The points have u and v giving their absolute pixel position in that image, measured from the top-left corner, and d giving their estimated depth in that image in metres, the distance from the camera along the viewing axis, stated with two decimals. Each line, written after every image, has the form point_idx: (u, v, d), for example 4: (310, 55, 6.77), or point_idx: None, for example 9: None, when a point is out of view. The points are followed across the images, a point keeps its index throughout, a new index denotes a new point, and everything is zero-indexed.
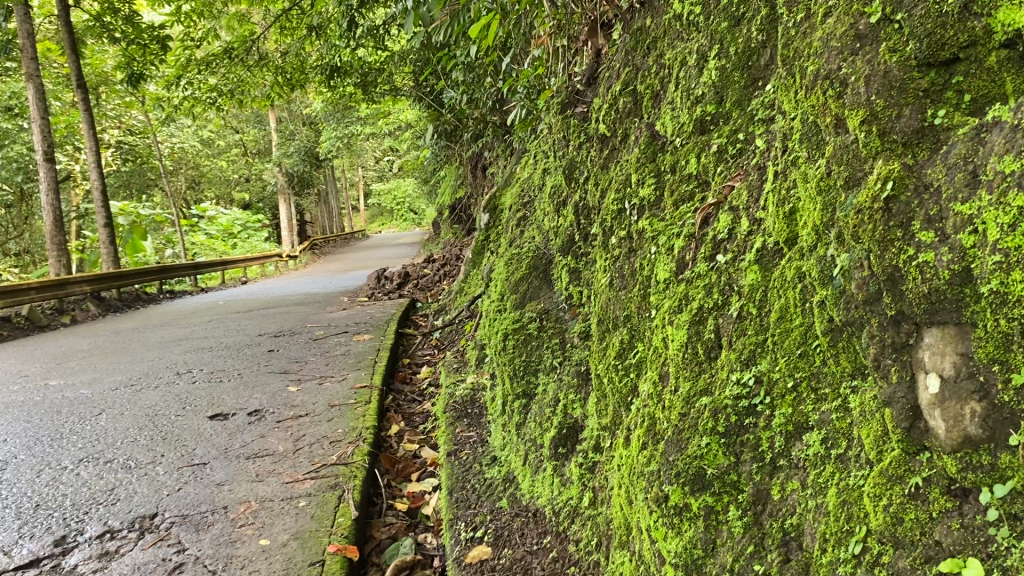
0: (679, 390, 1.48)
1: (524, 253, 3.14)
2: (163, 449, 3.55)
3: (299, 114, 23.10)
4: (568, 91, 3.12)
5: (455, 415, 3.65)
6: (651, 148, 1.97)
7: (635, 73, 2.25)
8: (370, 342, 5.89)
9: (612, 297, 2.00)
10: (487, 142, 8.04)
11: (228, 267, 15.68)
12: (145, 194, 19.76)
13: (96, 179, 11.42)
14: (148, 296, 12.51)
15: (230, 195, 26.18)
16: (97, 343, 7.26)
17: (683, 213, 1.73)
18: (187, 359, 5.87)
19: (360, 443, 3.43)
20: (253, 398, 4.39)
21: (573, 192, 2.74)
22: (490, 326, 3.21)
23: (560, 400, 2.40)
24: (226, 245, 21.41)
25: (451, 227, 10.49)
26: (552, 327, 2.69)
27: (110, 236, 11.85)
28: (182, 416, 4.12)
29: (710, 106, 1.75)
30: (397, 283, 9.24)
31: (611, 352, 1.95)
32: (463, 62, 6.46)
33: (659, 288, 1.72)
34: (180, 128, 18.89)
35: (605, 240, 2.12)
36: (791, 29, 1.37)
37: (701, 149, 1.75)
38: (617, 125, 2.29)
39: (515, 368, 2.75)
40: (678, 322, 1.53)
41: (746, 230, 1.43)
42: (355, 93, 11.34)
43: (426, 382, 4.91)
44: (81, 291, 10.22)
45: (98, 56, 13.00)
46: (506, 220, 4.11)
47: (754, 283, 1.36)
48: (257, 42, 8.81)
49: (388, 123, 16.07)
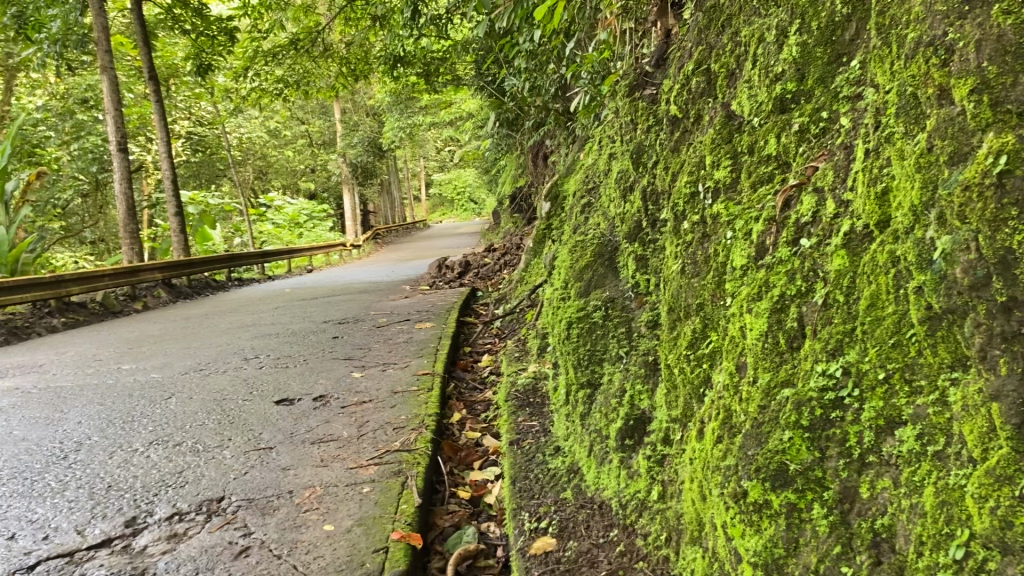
0: (759, 381, 1.41)
1: (589, 240, 3.08)
2: (229, 433, 3.59)
3: (362, 104, 23.33)
4: (636, 73, 3.04)
5: (518, 403, 3.62)
6: (726, 129, 1.89)
7: (708, 52, 2.17)
8: (431, 330, 5.90)
9: (683, 284, 1.93)
10: (549, 130, 7.98)
11: (294, 256, 15.93)
12: (214, 183, 20.20)
13: (167, 168, 11.67)
14: (217, 283, 12.78)
15: (296, 185, 26.64)
16: (168, 329, 7.42)
17: (762, 195, 1.65)
18: (254, 344, 5.96)
19: (423, 430, 3.42)
20: (318, 384, 4.42)
21: (640, 176, 2.67)
22: (553, 314, 3.16)
23: (627, 390, 2.34)
24: (292, 234, 21.76)
25: (511, 216, 10.47)
26: (617, 316, 2.63)
27: (181, 224, 12.11)
28: (249, 401, 4.17)
29: (791, 84, 1.67)
30: (457, 271, 9.26)
31: (682, 342, 1.89)
32: (527, 49, 6.40)
33: (736, 274, 1.65)
34: (248, 119, 19.25)
35: (676, 225, 2.05)
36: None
37: (781, 129, 1.67)
38: (689, 105, 2.21)
39: (580, 357, 2.70)
40: (758, 310, 1.46)
41: (832, 214, 1.35)
42: (418, 83, 11.38)
43: (487, 370, 4.89)
44: (152, 278, 10.48)
45: (169, 48, 13.30)
46: (569, 207, 4.05)
47: (842, 268, 1.28)
48: (322, 33, 8.88)
49: (450, 113, 16.12)
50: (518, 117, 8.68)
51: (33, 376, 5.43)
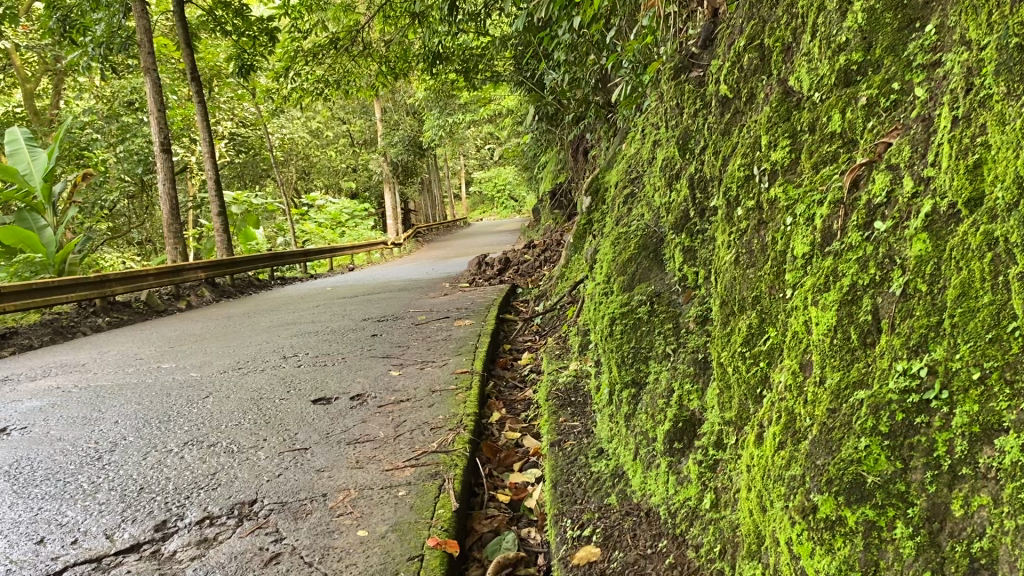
0: (828, 383, 1.26)
1: (632, 231, 2.93)
2: (265, 433, 3.52)
3: (402, 102, 23.33)
4: (681, 55, 2.89)
5: (559, 403, 3.50)
6: (782, 105, 1.74)
7: (761, 26, 2.02)
8: (471, 328, 5.80)
9: (735, 275, 1.78)
10: (590, 123, 7.82)
11: (336, 254, 15.98)
12: (257, 183, 20.36)
13: (210, 169, 11.74)
14: (260, 282, 12.85)
15: (338, 185, 26.84)
16: (209, 327, 7.43)
17: (827, 176, 1.50)
18: (294, 342, 5.91)
19: (461, 430, 3.30)
20: (356, 383, 4.34)
21: (687, 163, 2.53)
22: (595, 310, 3.02)
23: (675, 389, 2.21)
24: (334, 232, 21.82)
25: (551, 212, 10.33)
26: (663, 311, 2.48)
27: (224, 224, 12.18)
28: (286, 400, 4.10)
29: (856, 54, 1.53)
30: (497, 268, 9.16)
31: (737, 338, 1.75)
32: (566, 40, 6.27)
33: (797, 264, 1.51)
34: (290, 119, 19.37)
35: (727, 212, 1.90)
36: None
37: (847, 104, 1.52)
38: (741, 84, 2.06)
39: (624, 355, 2.57)
40: (825, 303, 1.31)
41: (908, 196, 1.20)
42: (458, 79, 11.28)
43: (527, 368, 4.76)
44: (196, 277, 10.55)
45: (212, 50, 13.39)
46: (611, 199, 3.91)
47: (923, 254, 1.13)
48: (362, 31, 8.83)
49: (488, 110, 16.01)
50: (557, 111, 8.54)
51: (74, 375, 5.43)
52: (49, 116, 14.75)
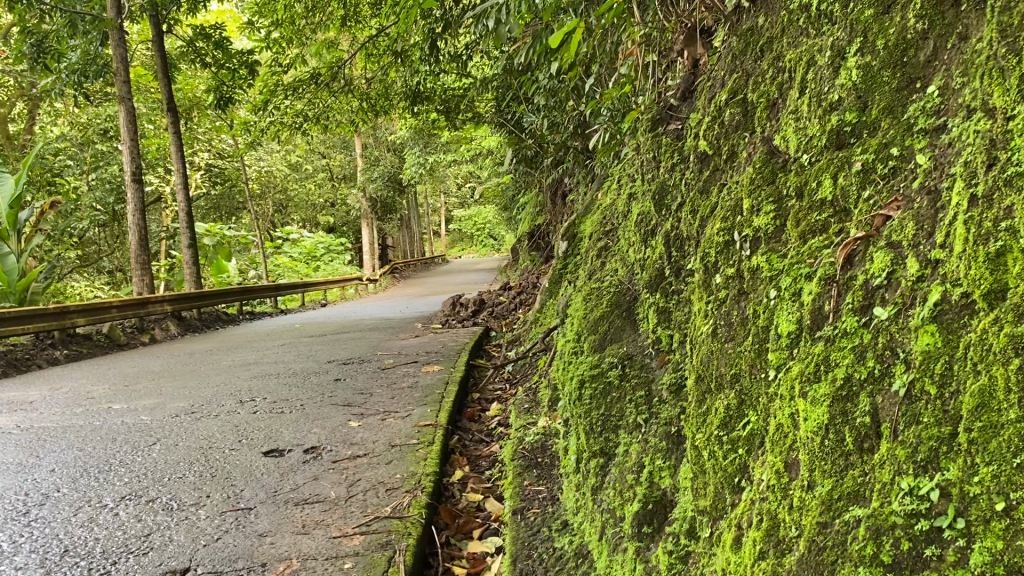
0: (818, 493, 1.10)
1: (605, 288, 2.78)
2: (209, 489, 3.30)
3: (383, 139, 23.22)
4: (658, 106, 2.75)
5: (525, 464, 3.32)
6: (766, 166, 1.59)
7: (745, 79, 1.88)
8: (439, 374, 5.58)
9: (713, 349, 1.62)
10: (568, 168, 7.72)
11: (309, 290, 15.70)
12: (233, 216, 20.05)
13: (182, 199, 11.48)
14: (229, 316, 12.54)
15: (316, 220, 26.54)
16: (168, 365, 7.15)
17: (815, 248, 1.35)
18: (253, 385, 5.67)
19: (418, 492, 3.10)
20: (312, 434, 4.12)
21: (663, 219, 2.39)
22: (564, 370, 2.84)
23: (646, 464, 2.03)
24: (308, 266, 21.50)
25: (528, 254, 10.18)
26: (635, 376, 2.31)
27: (194, 256, 11.89)
28: (235, 451, 3.87)
29: (850, 114, 1.40)
30: (471, 309, 8.95)
31: (714, 419, 1.58)
32: (547, 84, 6.16)
33: (782, 344, 1.35)
34: (268, 152, 19.17)
35: (704, 278, 1.74)
36: (999, 6, 1.04)
37: (839, 168, 1.38)
38: (721, 140, 1.91)
39: (592, 422, 2.39)
40: (812, 397, 1.15)
41: (911, 283, 1.05)
42: (438, 119, 11.17)
43: (495, 421, 4.55)
44: (162, 310, 10.25)
45: (191, 81, 13.21)
46: (585, 248, 3.76)
47: (931, 350, 0.97)
48: (342, 68, 8.68)
49: (468, 150, 15.94)
50: (537, 154, 8.44)
51: (17, 415, 5.15)
52: (20, 140, 14.40)
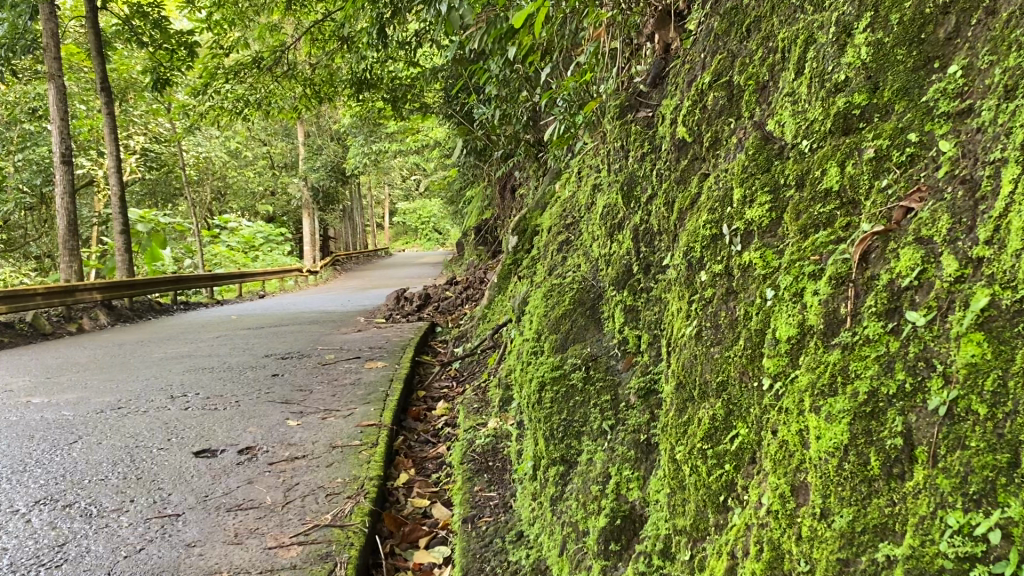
0: (836, 526, 0.96)
1: (567, 284, 2.62)
2: (133, 493, 3.05)
3: (326, 128, 22.71)
4: (626, 94, 2.61)
5: (474, 468, 3.15)
6: (760, 153, 1.45)
7: (730, 60, 1.73)
8: (383, 370, 5.37)
9: (695, 353, 1.47)
10: (519, 162, 7.55)
11: (247, 280, 15.24)
12: (169, 203, 19.38)
13: (115, 184, 10.95)
14: (163, 306, 12.03)
15: (255, 209, 25.87)
16: (96, 357, 6.77)
17: (819, 244, 1.21)
18: (185, 380, 5.38)
19: (361, 498, 2.91)
20: (247, 433, 3.88)
21: (632, 212, 2.26)
22: (522, 371, 2.68)
23: (611, 474, 1.88)
24: (246, 256, 20.86)
25: (474, 249, 10.00)
26: (600, 379, 2.17)
27: (126, 243, 11.37)
28: (164, 451, 3.62)
29: (859, 96, 1.26)
30: (416, 303, 8.71)
31: (696, 431, 1.43)
32: (499, 75, 5.98)
33: (780, 351, 1.21)
34: (207, 138, 18.54)
35: (685, 275, 1.59)
36: None
37: (847, 155, 1.24)
38: (703, 126, 1.76)
39: (551, 427, 2.23)
40: (826, 412, 1.01)
41: (948, 286, 0.91)
42: (384, 109, 10.89)
43: (442, 421, 4.37)
44: (91, 298, 9.74)
45: (126, 61, 12.63)
46: (541, 242, 3.61)
47: (975, 365, 0.84)
48: (287, 52, 8.33)
49: (414, 142, 15.64)
50: (486, 147, 8.26)
51: None
52: None
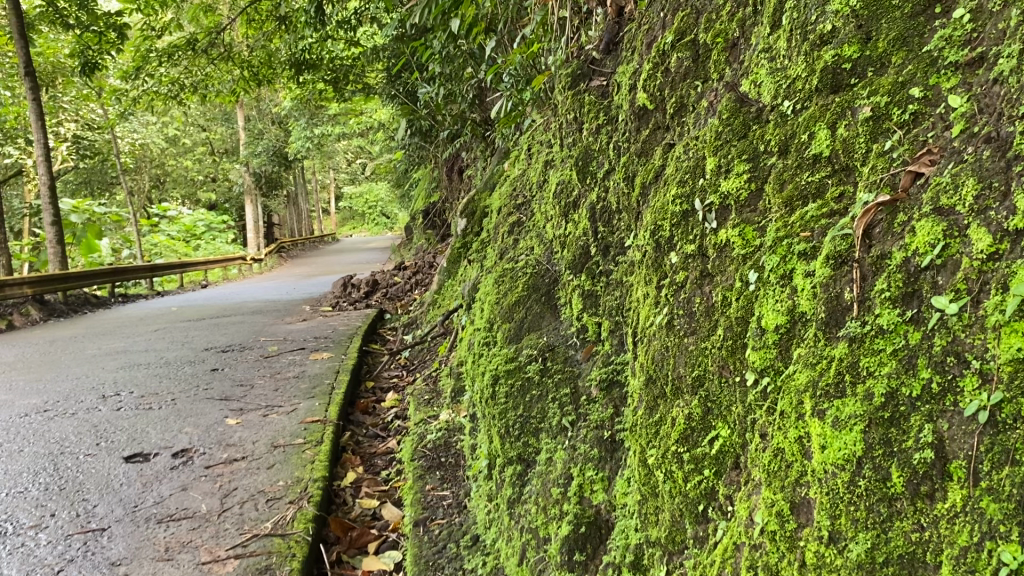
0: (851, 556, 0.80)
1: (520, 269, 2.45)
2: (55, 506, 2.81)
3: (268, 111, 22.06)
4: (577, 62, 2.43)
5: (426, 465, 2.97)
6: (734, 117, 1.28)
7: (696, 17, 1.56)
8: (328, 362, 5.14)
9: (666, 345, 1.30)
10: (466, 142, 7.31)
11: (188, 270, 14.72)
12: (105, 192, 18.65)
13: (44, 174, 10.37)
14: (100, 300, 11.45)
15: (196, 197, 25.10)
16: (24, 355, 6.39)
17: (808, 219, 1.06)
18: (118, 378, 5.08)
19: (304, 503, 2.71)
20: (183, 434, 3.63)
21: (588, 189, 2.09)
22: (474, 363, 2.51)
23: (574, 475, 1.71)
24: (188, 245, 20.14)
25: (423, 232, 9.76)
26: (558, 371, 2.00)
27: (58, 235, 10.79)
28: (92, 457, 3.36)
29: (849, 47, 1.10)
30: (364, 291, 8.45)
31: (669, 431, 1.27)
32: (442, 52, 5.75)
33: (767, 342, 1.06)
34: (143, 124, 17.83)
35: (653, 257, 1.43)
36: None
37: (838, 116, 1.08)
38: (666, 92, 1.60)
39: (507, 424, 2.06)
40: (833, 418, 0.85)
41: (979, 265, 0.76)
42: (325, 91, 10.50)
43: (391, 413, 4.17)
44: (21, 293, 9.17)
45: (51, 44, 11.96)
46: (491, 224, 3.43)
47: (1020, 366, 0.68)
48: (222, 33, 7.92)
49: (358, 125, 15.25)
50: (431, 128, 7.99)
51: None
52: None
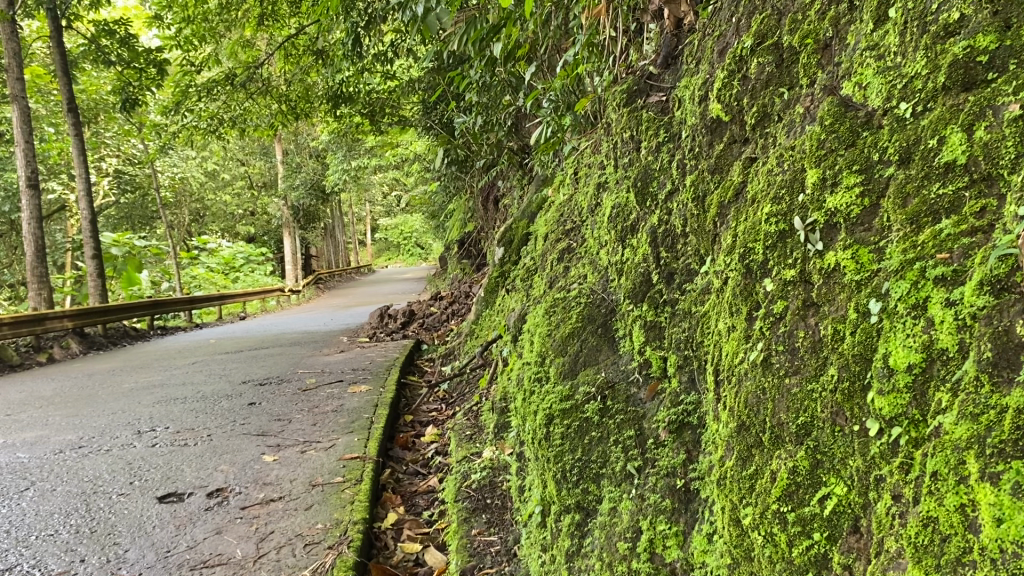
0: None
1: (572, 298, 2.29)
2: (85, 551, 2.68)
3: (305, 146, 22.22)
4: (632, 77, 2.29)
5: (472, 506, 2.81)
6: (838, 122, 1.12)
7: (777, 20, 1.42)
8: (366, 395, 5.00)
9: (763, 387, 1.13)
10: (502, 171, 7.20)
11: (227, 303, 14.75)
12: (145, 226, 18.82)
13: (85, 208, 10.41)
14: (139, 332, 11.46)
15: (235, 230, 25.29)
16: (63, 389, 6.33)
17: (944, 238, 0.89)
18: (154, 413, 4.98)
19: (344, 549, 2.55)
20: (218, 473, 3.50)
21: (648, 213, 1.94)
22: (523, 402, 2.34)
23: (643, 529, 1.54)
24: (226, 277, 20.23)
25: (458, 262, 9.64)
26: (619, 410, 1.83)
27: (99, 268, 10.82)
28: (125, 497, 3.24)
29: (984, 37, 0.93)
30: (401, 321, 8.32)
31: (768, 487, 1.09)
32: (481, 81, 5.64)
33: (899, 385, 0.90)
34: (183, 159, 18.00)
35: (740, 285, 1.26)
36: None
37: (974, 118, 0.91)
38: (744, 101, 1.45)
39: (563, 468, 1.89)
40: (1014, 484, 0.68)
41: None
42: (362, 123, 10.48)
43: (432, 449, 4.01)
44: (61, 326, 9.15)
45: (95, 82, 12.10)
46: (536, 253, 3.28)
47: None
48: (260, 67, 7.89)
49: (394, 157, 15.27)
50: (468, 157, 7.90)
51: None
52: None
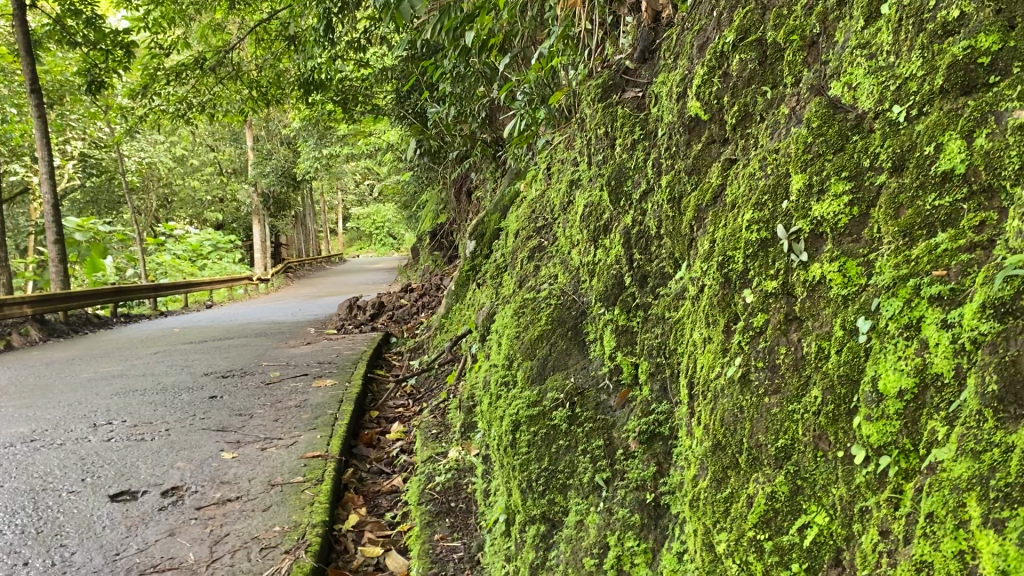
0: None
1: (541, 299, 2.22)
2: (30, 552, 2.56)
3: (276, 132, 21.89)
4: (608, 71, 2.22)
5: (435, 509, 2.73)
6: (827, 124, 1.05)
7: (761, 15, 1.35)
8: (331, 389, 4.89)
9: (740, 405, 1.06)
10: (475, 163, 7.10)
11: (194, 291, 14.51)
12: (111, 211, 18.44)
13: (47, 192, 10.13)
14: (102, 320, 11.20)
15: (203, 217, 24.90)
16: (18, 378, 6.14)
17: (940, 254, 0.83)
18: (111, 405, 4.83)
19: (302, 553, 2.46)
20: (174, 470, 3.39)
21: (622, 212, 1.87)
22: (489, 405, 2.26)
23: (610, 545, 1.47)
24: (194, 264, 19.91)
25: (429, 255, 9.52)
26: (587, 417, 1.76)
27: (61, 254, 10.56)
28: (75, 495, 3.12)
29: (985, 37, 0.87)
30: (369, 313, 8.20)
31: (743, 513, 1.02)
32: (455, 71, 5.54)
33: (887, 412, 0.83)
34: (152, 143, 17.65)
35: (717, 293, 1.19)
36: None
37: (976, 122, 0.84)
38: (724, 100, 1.38)
39: (529, 476, 1.82)
40: None
41: None
42: (334, 111, 10.30)
43: (397, 447, 3.92)
44: (20, 313, 8.90)
45: (60, 63, 11.78)
46: (507, 249, 3.20)
47: None
48: (230, 52, 7.69)
49: (367, 147, 15.08)
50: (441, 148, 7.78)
51: None
52: None
